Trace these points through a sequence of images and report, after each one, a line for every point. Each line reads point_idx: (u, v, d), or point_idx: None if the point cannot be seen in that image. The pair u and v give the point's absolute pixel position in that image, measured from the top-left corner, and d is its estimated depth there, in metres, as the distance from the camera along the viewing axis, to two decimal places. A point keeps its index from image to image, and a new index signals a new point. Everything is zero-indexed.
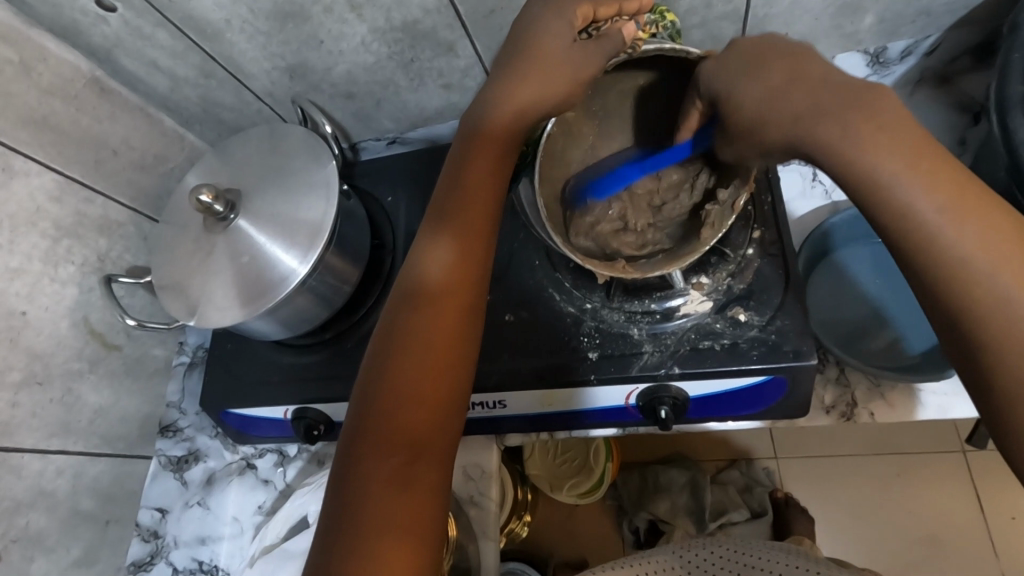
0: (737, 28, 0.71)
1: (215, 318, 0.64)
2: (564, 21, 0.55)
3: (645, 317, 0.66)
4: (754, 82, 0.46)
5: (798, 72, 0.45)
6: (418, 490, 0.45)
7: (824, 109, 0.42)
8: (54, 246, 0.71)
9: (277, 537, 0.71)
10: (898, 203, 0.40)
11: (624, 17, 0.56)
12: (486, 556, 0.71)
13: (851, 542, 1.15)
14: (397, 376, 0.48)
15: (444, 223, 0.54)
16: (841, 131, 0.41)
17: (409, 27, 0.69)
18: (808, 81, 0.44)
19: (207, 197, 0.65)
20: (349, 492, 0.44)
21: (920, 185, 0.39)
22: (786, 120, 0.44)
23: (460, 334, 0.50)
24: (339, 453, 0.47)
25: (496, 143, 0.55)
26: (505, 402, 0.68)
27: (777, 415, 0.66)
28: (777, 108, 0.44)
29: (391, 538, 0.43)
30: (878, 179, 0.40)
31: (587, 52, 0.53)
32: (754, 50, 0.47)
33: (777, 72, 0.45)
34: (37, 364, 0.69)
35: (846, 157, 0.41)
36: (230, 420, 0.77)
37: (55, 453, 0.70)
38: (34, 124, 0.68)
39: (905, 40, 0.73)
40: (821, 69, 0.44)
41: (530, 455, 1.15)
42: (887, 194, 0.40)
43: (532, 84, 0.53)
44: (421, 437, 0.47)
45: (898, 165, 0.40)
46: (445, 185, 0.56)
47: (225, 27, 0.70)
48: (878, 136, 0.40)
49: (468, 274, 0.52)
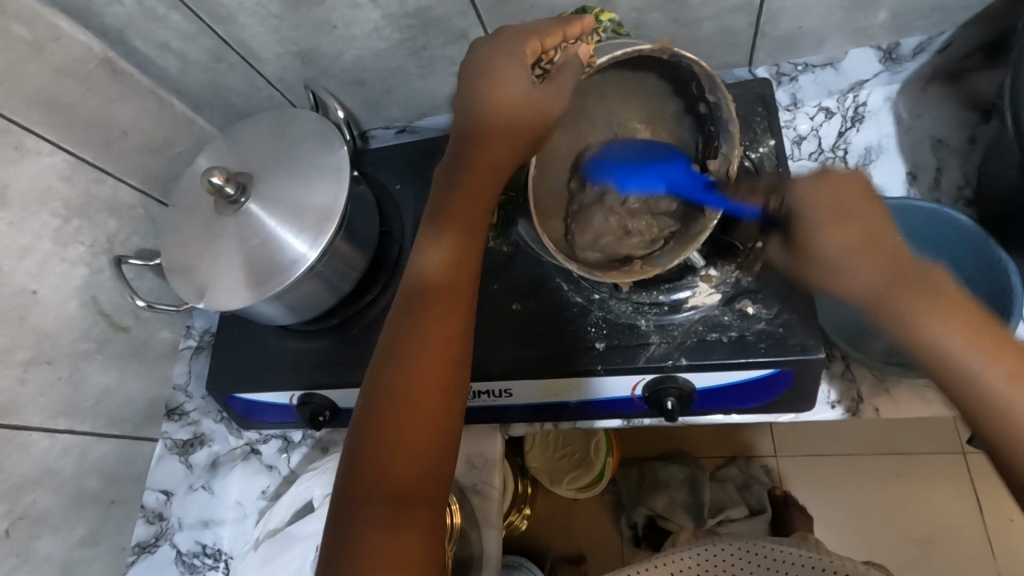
0: (750, 20, 0.71)
1: (223, 299, 0.64)
2: (516, 62, 0.52)
3: (652, 308, 0.66)
4: (829, 242, 0.48)
5: (869, 238, 0.47)
6: (411, 531, 0.44)
7: (890, 282, 0.46)
8: (63, 226, 0.71)
9: (281, 521, 0.72)
10: (966, 371, 0.43)
11: (570, 42, 0.55)
12: (489, 545, 0.71)
13: (846, 540, 1.16)
14: (386, 420, 0.48)
15: (429, 268, 0.53)
16: (913, 309, 0.45)
17: (422, 13, 0.69)
18: (882, 255, 0.47)
19: (219, 179, 0.65)
20: (343, 538, 0.45)
21: (986, 359, 0.43)
22: (853, 288, 0.47)
23: (454, 342, 0.50)
24: (334, 497, 0.47)
25: (476, 183, 0.54)
26: (511, 391, 0.69)
27: (783, 408, 0.66)
28: (845, 270, 0.47)
29: (389, 551, 0.43)
30: (941, 346, 0.44)
31: (553, 92, 0.52)
32: (823, 201, 0.49)
33: (847, 228, 0.48)
34: (45, 343, 0.69)
35: (929, 347, 0.44)
36: (235, 405, 0.78)
37: (62, 432, 0.71)
38: (46, 103, 0.68)
39: (918, 36, 0.72)
40: (888, 244, 0.47)
41: (529, 447, 1.17)
42: (952, 358, 0.44)
43: (502, 132, 0.53)
44: (414, 479, 0.47)
45: (964, 339, 0.44)
46: (424, 235, 0.54)
47: (238, 9, 0.69)
48: (940, 315, 0.44)
49: (454, 315, 0.51)
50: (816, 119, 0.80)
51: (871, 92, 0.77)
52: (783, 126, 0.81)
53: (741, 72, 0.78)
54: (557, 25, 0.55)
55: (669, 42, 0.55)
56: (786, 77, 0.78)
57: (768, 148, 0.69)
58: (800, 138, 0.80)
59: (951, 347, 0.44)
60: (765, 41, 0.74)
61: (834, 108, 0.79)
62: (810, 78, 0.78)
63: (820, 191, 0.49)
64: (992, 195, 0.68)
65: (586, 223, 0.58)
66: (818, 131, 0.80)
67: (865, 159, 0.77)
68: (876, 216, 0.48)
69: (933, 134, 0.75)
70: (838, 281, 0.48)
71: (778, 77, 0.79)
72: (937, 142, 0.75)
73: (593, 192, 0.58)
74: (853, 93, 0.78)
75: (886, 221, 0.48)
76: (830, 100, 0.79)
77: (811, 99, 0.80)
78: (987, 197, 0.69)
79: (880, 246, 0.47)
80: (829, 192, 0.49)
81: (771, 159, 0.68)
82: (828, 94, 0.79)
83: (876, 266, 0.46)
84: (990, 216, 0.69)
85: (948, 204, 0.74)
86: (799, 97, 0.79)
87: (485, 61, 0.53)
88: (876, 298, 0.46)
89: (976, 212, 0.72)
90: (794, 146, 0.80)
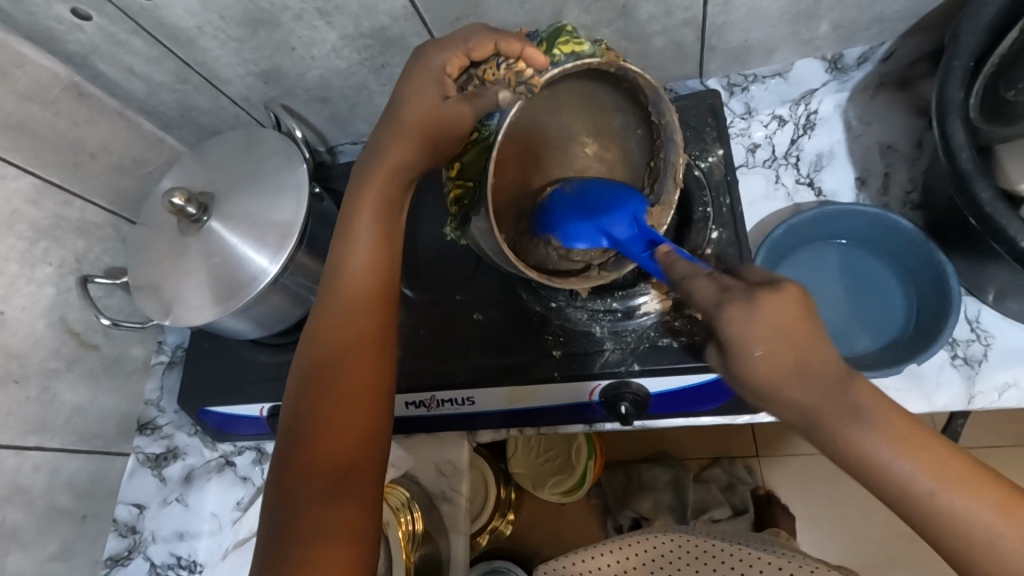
0: (697, 35, 0.73)
1: (189, 315, 0.66)
2: (437, 70, 0.51)
3: (607, 315, 0.67)
4: (761, 373, 0.42)
5: (799, 366, 0.41)
6: (351, 504, 0.47)
7: (829, 404, 0.40)
8: (31, 248, 0.72)
9: (249, 531, 0.74)
10: (930, 503, 0.39)
11: (511, 61, 0.48)
12: (456, 550, 0.73)
13: (828, 539, 1.17)
14: (319, 405, 0.50)
15: (348, 270, 0.54)
16: (872, 440, 0.40)
17: (377, 33, 0.71)
18: (812, 387, 0.41)
19: (179, 200, 0.67)
20: (286, 515, 0.47)
21: (940, 490, 0.39)
22: (797, 406, 0.41)
23: (382, 330, 0.53)
24: (274, 477, 0.49)
25: (390, 187, 0.55)
26: (473, 398, 0.70)
27: (737, 410, 0.68)
28: (786, 392, 0.41)
29: (328, 524, 0.46)
30: (902, 480, 0.39)
31: (463, 108, 0.51)
32: (754, 329, 0.41)
33: (781, 367, 0.41)
34: (14, 362, 0.71)
35: (896, 488, 0.40)
36: (209, 419, 0.79)
37: (32, 449, 0.72)
38: (12, 129, 0.69)
39: (860, 47, 0.74)
40: (813, 360, 0.41)
41: (512, 452, 1.19)
42: (930, 501, 0.39)
43: (411, 136, 0.53)
44: (349, 459, 0.49)
45: (915, 469, 0.39)
46: (341, 235, 0.55)
47: (199, 34, 0.71)
48: (891, 437, 0.40)
49: (379, 304, 0.53)
50: (770, 126, 0.81)
51: (822, 100, 0.79)
52: (739, 134, 0.82)
53: (693, 84, 0.81)
54: (490, 36, 0.49)
55: (615, 55, 0.51)
56: (738, 87, 0.81)
57: (718, 156, 0.71)
58: (756, 145, 0.81)
59: (902, 477, 0.39)
60: (713, 54, 0.76)
61: (787, 116, 0.81)
62: (761, 87, 0.80)
63: (754, 321, 0.41)
64: (936, 199, 0.69)
65: (530, 251, 0.58)
66: (772, 138, 0.81)
67: (816, 166, 0.78)
68: (800, 321, 0.41)
69: (882, 139, 0.77)
70: (784, 409, 0.42)
71: (730, 88, 0.81)
72: (886, 148, 0.76)
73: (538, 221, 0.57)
74: (805, 102, 0.80)
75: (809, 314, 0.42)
76: (783, 108, 0.81)
77: (765, 108, 0.82)
78: (932, 200, 0.70)
79: (808, 346, 0.41)
80: (751, 320, 0.41)
81: (720, 166, 0.70)
82: (781, 102, 0.81)
83: (817, 395, 0.41)
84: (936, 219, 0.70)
85: (896, 209, 0.75)
86: (752, 106, 0.81)
87: (410, 68, 0.52)
88: (817, 425, 0.41)
89: (923, 217, 0.73)
90: (748, 153, 0.81)
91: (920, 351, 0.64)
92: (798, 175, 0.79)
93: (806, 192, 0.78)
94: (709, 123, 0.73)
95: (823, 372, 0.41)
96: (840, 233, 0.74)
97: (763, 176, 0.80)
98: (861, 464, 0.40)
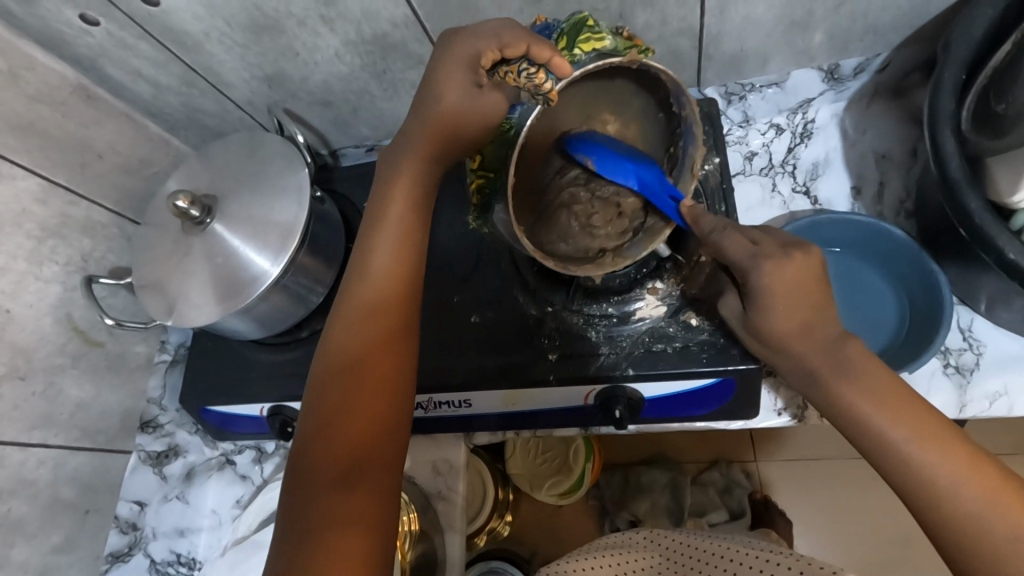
0: (694, 44, 0.74)
1: (192, 315, 0.67)
2: (463, 63, 0.52)
3: (602, 320, 0.68)
4: (774, 326, 0.57)
5: (806, 323, 0.56)
6: (366, 491, 0.48)
7: (820, 358, 0.56)
8: (38, 246, 0.74)
9: (249, 528, 0.75)
10: (896, 446, 0.51)
11: (534, 70, 0.47)
12: (451, 549, 0.74)
13: (823, 542, 1.18)
14: (338, 396, 0.51)
15: (371, 266, 0.56)
16: (852, 389, 0.54)
17: (379, 39, 0.72)
18: (814, 342, 0.56)
19: (183, 202, 0.68)
20: (302, 501, 0.48)
21: (907, 439, 0.51)
22: (802, 360, 0.57)
23: (399, 327, 0.55)
24: (293, 467, 0.50)
25: (411, 190, 0.58)
26: (471, 400, 0.71)
27: (730, 415, 0.68)
28: (796, 346, 0.57)
29: (344, 508, 0.47)
30: (875, 425, 0.52)
31: (495, 99, 0.52)
32: (779, 288, 0.55)
33: (791, 322, 0.56)
34: (19, 358, 0.72)
35: (870, 430, 0.53)
36: (210, 418, 0.80)
37: (36, 445, 0.73)
38: (21, 129, 0.70)
39: (856, 58, 0.76)
40: (815, 321, 0.56)
41: (511, 452, 1.21)
42: (898, 448, 0.51)
43: (431, 137, 0.56)
44: (365, 448, 0.50)
45: (886, 420, 0.52)
46: (365, 236, 0.58)
47: (205, 39, 0.72)
48: (869, 389, 0.53)
49: (397, 302, 0.55)
50: (767, 134, 0.82)
51: (819, 109, 0.79)
52: (736, 142, 0.83)
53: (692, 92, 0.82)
54: (525, 36, 0.47)
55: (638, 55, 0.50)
56: (735, 96, 0.82)
57: (714, 165, 0.72)
58: (753, 153, 0.82)
59: (875, 423, 0.52)
60: (711, 62, 0.77)
61: (785, 125, 0.81)
62: (758, 96, 0.81)
63: (779, 282, 0.56)
64: (929, 209, 0.70)
65: (550, 232, 0.59)
66: (769, 147, 0.81)
67: (813, 174, 0.79)
68: (811, 289, 0.56)
69: (877, 148, 0.77)
70: (788, 357, 0.58)
71: (727, 96, 0.83)
72: (881, 157, 0.77)
73: (563, 198, 0.59)
74: (802, 111, 0.80)
75: (821, 288, 0.57)
76: (780, 116, 0.81)
77: (763, 116, 0.82)
78: (926, 209, 0.71)
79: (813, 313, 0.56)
80: (775, 279, 0.56)
81: (716, 174, 0.72)
82: (778, 111, 0.81)
83: (816, 350, 0.56)
84: (929, 226, 0.71)
85: (890, 217, 0.76)
86: (750, 114, 0.82)
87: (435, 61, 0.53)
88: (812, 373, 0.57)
89: (917, 225, 0.74)
90: (745, 161, 0.82)
91: (912, 357, 0.66)
92: (794, 183, 0.80)
93: (802, 200, 0.79)
94: (705, 130, 0.73)
95: (822, 332, 0.56)
96: (833, 240, 0.75)
97: (760, 184, 0.81)
98: (841, 406, 0.55)
